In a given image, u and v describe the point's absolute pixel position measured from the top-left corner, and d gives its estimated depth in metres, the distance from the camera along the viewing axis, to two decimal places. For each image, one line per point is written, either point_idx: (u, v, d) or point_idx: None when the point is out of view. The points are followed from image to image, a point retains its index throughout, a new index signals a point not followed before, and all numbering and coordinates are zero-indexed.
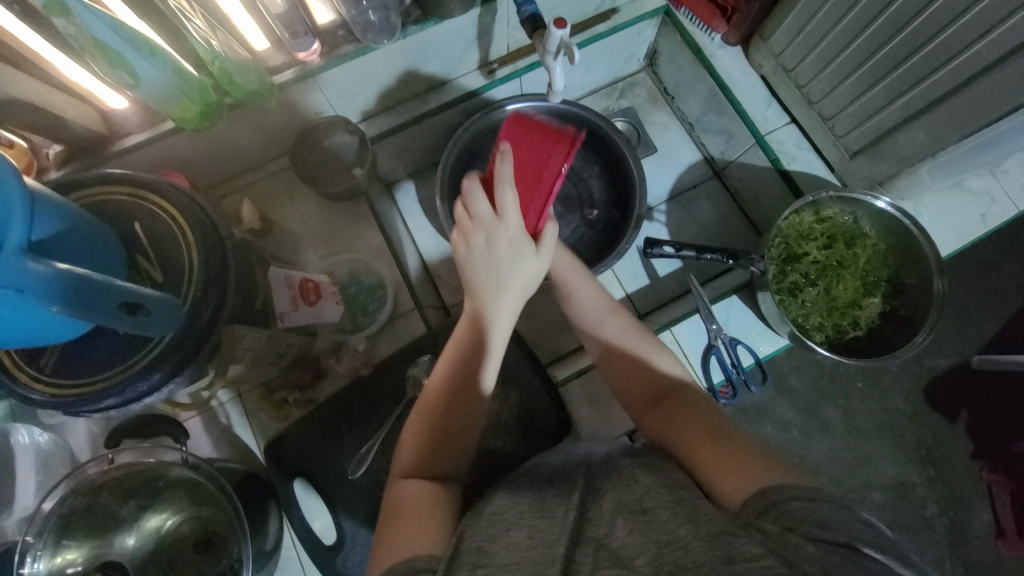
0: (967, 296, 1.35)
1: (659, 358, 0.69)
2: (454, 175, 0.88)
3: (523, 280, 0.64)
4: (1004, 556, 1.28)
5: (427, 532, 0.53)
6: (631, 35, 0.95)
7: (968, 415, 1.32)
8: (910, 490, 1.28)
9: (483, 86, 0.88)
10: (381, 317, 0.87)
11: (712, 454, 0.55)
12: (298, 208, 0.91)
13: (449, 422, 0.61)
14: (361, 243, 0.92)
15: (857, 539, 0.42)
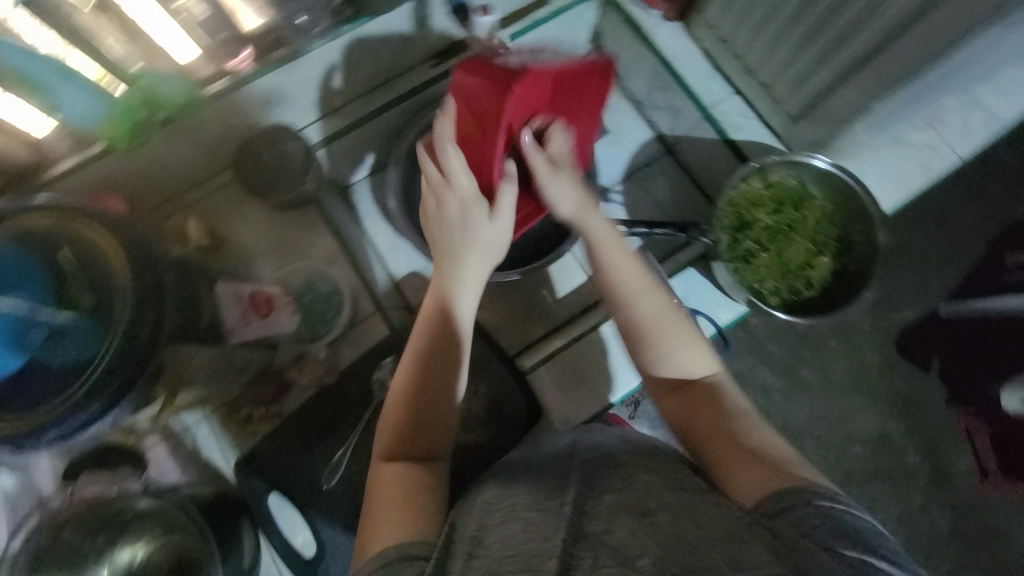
0: (930, 247, 1.39)
1: (687, 335, 0.67)
2: (406, 176, 0.87)
3: (479, 246, 0.65)
4: (987, 494, 1.33)
5: (404, 518, 0.55)
6: (573, 20, 0.90)
7: (939, 362, 1.35)
8: (888, 439, 1.34)
9: (430, 80, 0.86)
10: (342, 322, 0.87)
11: (730, 451, 0.58)
12: (248, 219, 0.89)
13: (418, 398, 0.62)
14: (316, 250, 0.91)
15: (868, 548, 0.46)
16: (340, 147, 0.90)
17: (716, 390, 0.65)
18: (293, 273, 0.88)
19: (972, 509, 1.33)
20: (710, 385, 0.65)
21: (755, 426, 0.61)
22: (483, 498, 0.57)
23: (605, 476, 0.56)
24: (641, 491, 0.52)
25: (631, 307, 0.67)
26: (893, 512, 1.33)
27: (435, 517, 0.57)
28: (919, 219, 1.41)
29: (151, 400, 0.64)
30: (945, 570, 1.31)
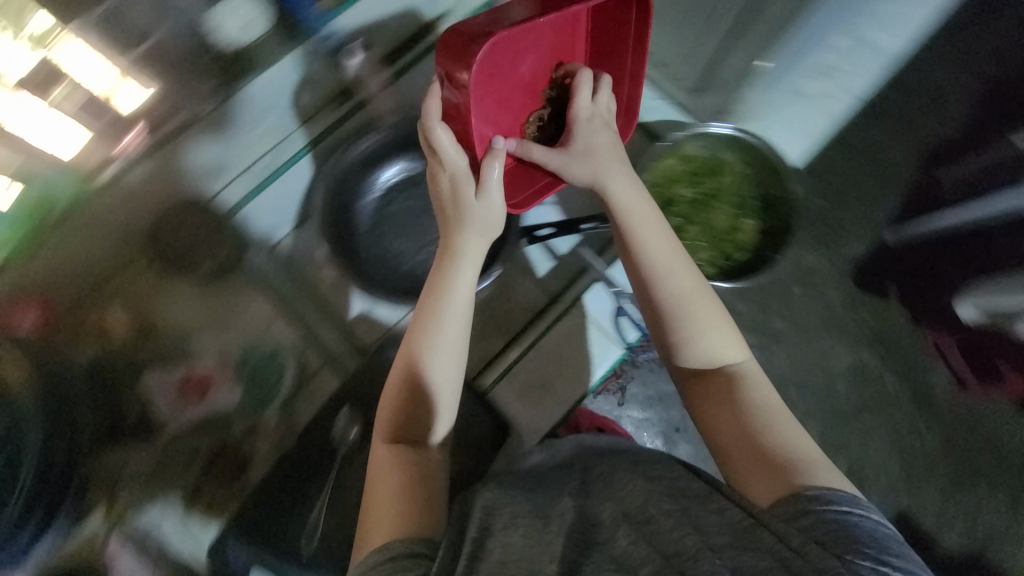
0: (864, 181, 1.43)
1: (715, 321, 0.65)
2: (333, 225, 0.85)
3: (476, 227, 0.65)
4: (971, 401, 1.36)
5: (397, 512, 0.60)
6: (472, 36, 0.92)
7: (897, 287, 1.39)
8: (866, 370, 1.38)
9: (329, 127, 0.86)
10: (285, 381, 0.95)
11: (749, 453, 0.58)
12: (177, 297, 0.94)
13: (425, 385, 0.64)
14: (248, 314, 0.96)
15: (883, 553, 0.47)
16: (256, 207, 0.88)
17: (748, 382, 0.62)
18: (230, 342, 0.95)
19: (960, 422, 1.35)
20: (739, 375, 0.63)
21: (786, 424, 0.60)
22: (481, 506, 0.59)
23: (610, 485, 0.60)
24: (642, 499, 0.56)
25: (657, 283, 0.65)
26: (886, 440, 1.36)
27: (432, 512, 0.61)
28: (852, 156, 1.45)
29: (77, 514, 0.86)
30: (947, 486, 1.34)
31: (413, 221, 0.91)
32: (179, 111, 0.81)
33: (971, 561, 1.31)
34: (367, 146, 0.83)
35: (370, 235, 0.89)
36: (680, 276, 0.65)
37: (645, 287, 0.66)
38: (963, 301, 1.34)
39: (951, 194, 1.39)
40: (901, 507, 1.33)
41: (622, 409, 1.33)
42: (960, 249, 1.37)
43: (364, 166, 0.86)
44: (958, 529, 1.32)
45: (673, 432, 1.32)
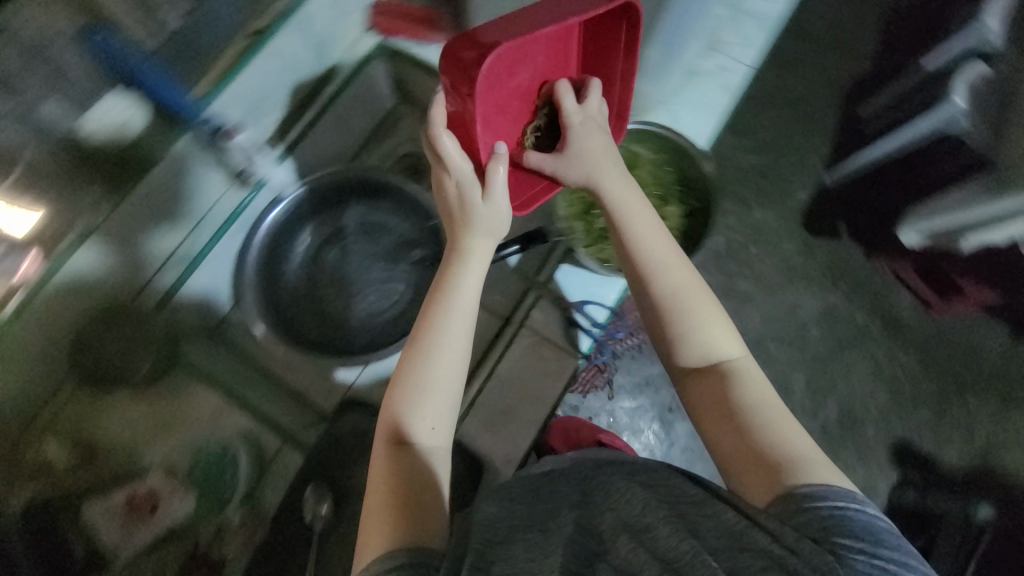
0: (793, 130, 1.44)
1: (715, 318, 0.61)
2: (263, 303, 0.78)
3: (482, 229, 0.63)
4: (943, 320, 1.33)
5: (397, 517, 0.54)
6: (366, 86, 0.93)
7: (846, 225, 1.39)
8: (835, 311, 1.35)
9: (244, 197, 0.88)
10: (240, 486, 0.90)
11: (744, 451, 0.54)
12: (118, 411, 0.86)
13: (436, 385, 0.59)
14: (195, 412, 0.90)
15: (879, 546, 0.45)
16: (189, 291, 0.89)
17: (743, 380, 0.57)
18: (176, 450, 0.89)
19: (935, 341, 1.32)
20: (732, 372, 0.58)
21: (786, 425, 0.55)
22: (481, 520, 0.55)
23: (607, 496, 0.55)
24: (640, 507, 0.51)
25: (650, 280, 0.61)
26: (869, 372, 1.32)
27: (433, 517, 0.55)
28: (777, 108, 1.46)
29: None
30: (936, 404, 1.29)
31: (348, 277, 0.85)
32: (71, 224, 0.73)
33: (977, 476, 1.26)
34: (274, 220, 0.79)
35: (306, 300, 0.83)
36: (676, 273, 0.61)
37: (640, 285, 0.62)
38: (906, 229, 1.31)
39: (874, 128, 1.41)
40: (897, 435, 1.29)
41: (615, 401, 1.25)
42: (902, 177, 1.38)
43: (277, 240, 0.80)
44: (956, 445, 1.28)
45: (668, 413, 1.25)
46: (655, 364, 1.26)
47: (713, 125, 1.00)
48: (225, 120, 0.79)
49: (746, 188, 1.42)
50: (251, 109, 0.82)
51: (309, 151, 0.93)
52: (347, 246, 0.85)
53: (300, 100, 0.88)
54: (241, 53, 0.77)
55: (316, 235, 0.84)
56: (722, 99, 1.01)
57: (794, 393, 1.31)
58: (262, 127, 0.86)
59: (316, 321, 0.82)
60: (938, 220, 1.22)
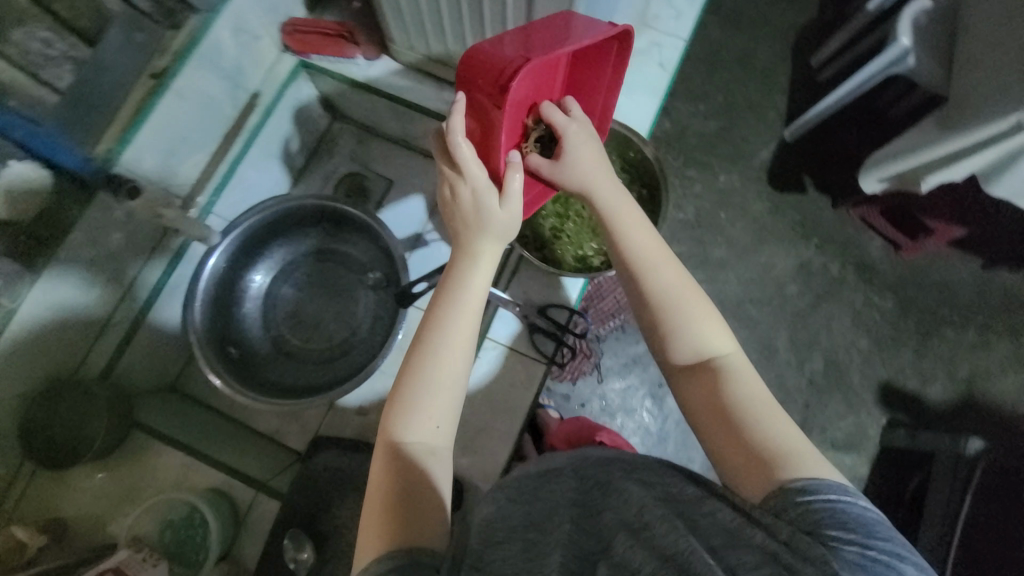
0: (747, 89, 1.41)
1: (705, 316, 0.54)
2: (217, 349, 0.76)
3: (496, 231, 0.56)
4: (913, 260, 1.33)
5: (393, 520, 0.48)
6: (291, 103, 0.93)
7: (810, 177, 1.37)
8: (809, 265, 1.34)
9: (174, 257, 0.84)
10: (215, 545, 0.73)
11: (734, 445, 0.48)
12: (78, 485, 0.72)
13: (446, 382, 0.52)
14: (163, 474, 0.78)
15: (871, 538, 0.39)
16: (133, 353, 0.81)
17: (740, 379, 0.51)
18: (147, 517, 0.73)
19: (908, 280, 1.32)
20: (721, 369, 0.52)
21: (772, 414, 0.49)
22: (481, 522, 0.50)
23: (606, 496, 0.49)
24: (638, 508, 0.46)
25: (642, 274, 0.56)
26: (849, 321, 1.32)
27: (439, 512, 0.50)
28: (729, 68, 1.43)
29: None
30: (916, 343, 1.30)
31: (304, 309, 0.87)
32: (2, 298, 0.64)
33: (965, 408, 1.27)
34: (218, 266, 0.78)
35: (264, 338, 0.84)
36: (665, 268, 0.56)
37: (632, 280, 0.57)
38: (866, 177, 1.17)
39: (825, 76, 1.39)
40: (882, 379, 1.29)
41: (605, 384, 1.23)
42: (854, 123, 1.38)
43: (229, 279, 0.80)
44: (940, 380, 1.29)
45: (658, 390, 1.24)
46: (640, 342, 1.25)
47: (655, 105, 0.98)
48: (134, 175, 0.73)
49: (708, 154, 1.39)
50: (165, 154, 0.76)
51: (242, 189, 0.92)
52: (298, 279, 0.88)
53: (224, 131, 0.85)
54: (142, 103, 0.71)
55: (271, 271, 0.86)
56: (660, 79, 1.00)
57: (778, 351, 1.31)
58: (183, 172, 0.81)
59: (276, 359, 0.84)
60: (893, 166, 1.07)
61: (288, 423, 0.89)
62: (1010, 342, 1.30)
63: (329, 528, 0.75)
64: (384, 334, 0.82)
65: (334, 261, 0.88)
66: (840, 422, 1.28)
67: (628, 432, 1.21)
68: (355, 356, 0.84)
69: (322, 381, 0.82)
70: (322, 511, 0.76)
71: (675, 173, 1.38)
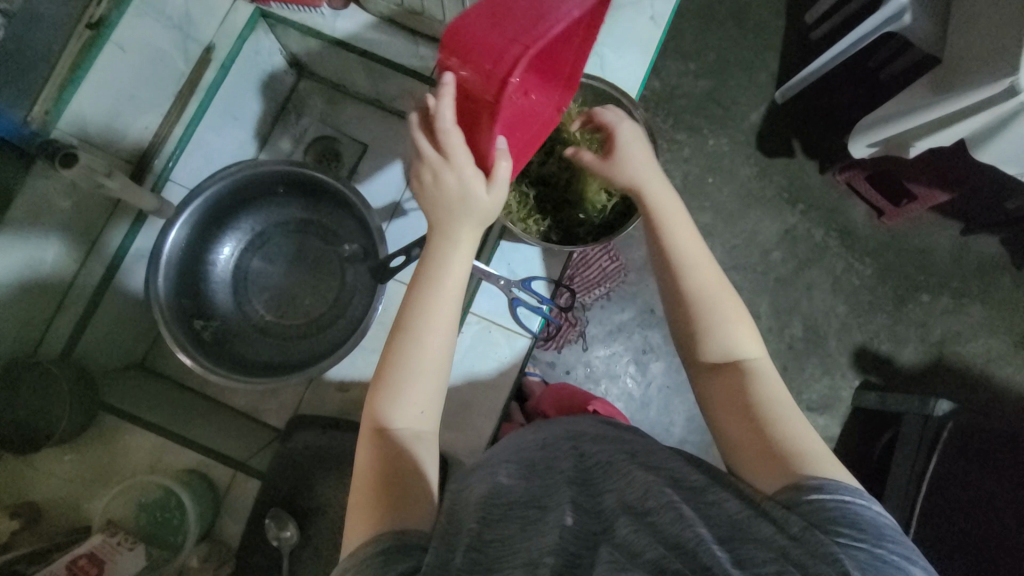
0: (738, 47, 1.36)
1: (737, 319, 0.56)
2: (185, 327, 0.72)
3: (476, 214, 0.56)
4: (894, 226, 1.33)
5: (383, 506, 0.47)
6: (252, 58, 0.86)
7: (800, 141, 1.34)
8: (794, 232, 1.33)
9: (131, 229, 0.79)
10: (192, 526, 0.72)
11: (753, 438, 0.49)
12: (48, 470, 0.68)
13: (428, 371, 0.53)
14: (136, 457, 0.75)
15: (883, 542, 0.40)
16: (95, 330, 0.77)
17: (767, 381, 0.52)
18: (119, 500, 0.71)
19: (889, 246, 1.33)
20: (750, 370, 0.53)
21: (796, 420, 0.50)
22: (481, 495, 0.49)
23: (607, 477, 0.50)
24: (643, 491, 0.46)
25: (682, 272, 0.58)
26: (829, 287, 1.33)
27: (426, 497, 0.49)
28: (720, 23, 1.36)
29: None
30: (892, 309, 1.33)
31: (274, 282, 0.85)
32: None
33: (934, 370, 1.31)
34: (182, 237, 0.73)
35: (237, 313, 0.82)
36: (705, 270, 0.58)
37: (672, 278, 0.58)
38: (855, 141, 1.15)
39: (819, 34, 1.34)
40: (858, 343, 1.32)
41: (589, 351, 1.24)
42: (847, 84, 1.34)
43: (195, 251, 0.76)
44: (912, 343, 1.32)
45: (642, 355, 1.25)
46: (625, 309, 1.25)
47: (646, 63, 0.93)
48: (76, 140, 0.67)
49: (697, 116, 1.35)
50: (110, 115, 0.71)
51: (203, 153, 0.86)
52: (270, 251, 0.85)
53: (177, 90, 0.79)
54: (79, 60, 0.65)
55: (237, 247, 0.83)
56: (652, 34, 0.94)
57: (760, 318, 1.32)
58: (134, 133, 0.76)
59: (252, 335, 0.81)
60: (884, 130, 1.05)
61: (271, 400, 0.87)
62: (982, 307, 1.33)
63: (311, 507, 0.77)
64: (362, 310, 0.79)
65: (311, 232, 0.85)
66: (816, 384, 1.31)
67: (613, 397, 1.23)
68: (336, 329, 0.81)
69: (297, 356, 0.80)
70: (305, 488, 0.78)
71: (662, 136, 1.34)
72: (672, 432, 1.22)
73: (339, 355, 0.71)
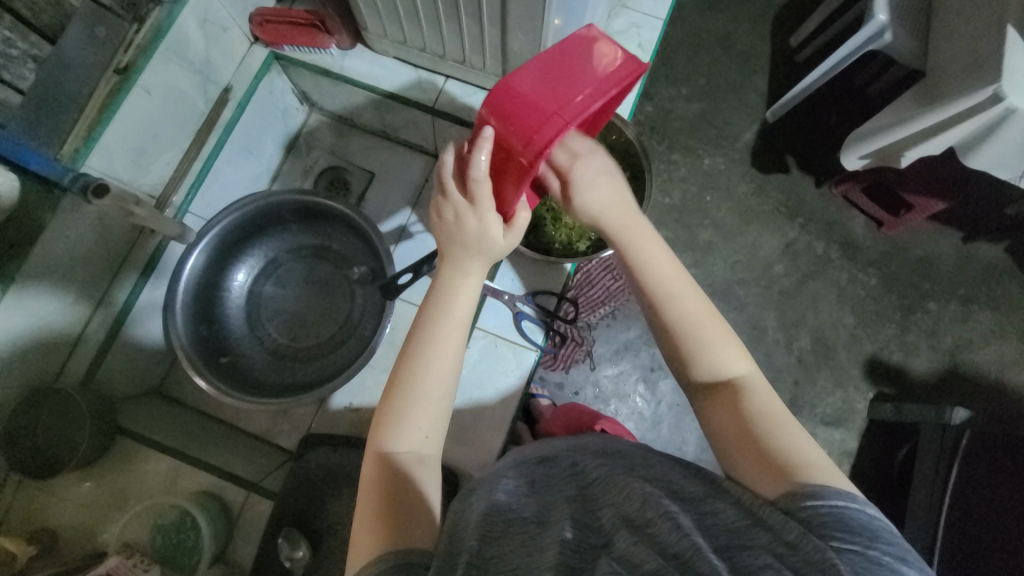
0: (726, 70, 1.41)
1: (721, 342, 0.55)
2: (199, 348, 0.75)
3: (483, 252, 0.56)
4: (894, 235, 1.34)
5: (386, 526, 0.48)
6: (266, 97, 0.92)
7: (793, 158, 1.38)
8: (794, 245, 1.35)
9: (149, 262, 0.82)
10: (208, 548, 0.72)
11: (749, 445, 0.50)
12: (66, 494, 0.71)
13: (433, 395, 0.53)
14: (152, 480, 0.77)
15: (875, 544, 0.40)
16: (115, 358, 0.80)
17: (761, 399, 0.52)
18: (135, 524, 0.72)
19: (891, 256, 1.34)
20: (741, 388, 0.53)
21: (794, 429, 0.50)
22: (483, 509, 0.48)
23: (607, 491, 0.48)
24: (641, 502, 0.45)
25: (660, 305, 0.56)
26: (834, 299, 1.33)
27: (429, 516, 0.49)
28: (708, 50, 1.42)
29: None
30: (900, 318, 1.32)
31: (287, 307, 0.87)
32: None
33: (949, 379, 1.30)
34: (198, 265, 0.77)
35: (252, 339, 0.84)
36: (683, 297, 0.56)
37: (653, 309, 0.57)
38: (847, 153, 1.16)
39: (805, 55, 1.39)
40: (869, 353, 1.31)
41: (596, 371, 1.24)
42: (836, 101, 1.38)
43: (209, 279, 0.79)
44: (925, 352, 1.31)
45: (651, 373, 1.25)
46: (631, 328, 1.26)
47: (636, 86, 0.98)
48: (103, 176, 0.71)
49: (692, 137, 1.39)
50: (137, 153, 0.76)
51: (219, 186, 0.90)
52: (282, 277, 0.88)
53: (198, 128, 0.84)
54: (107, 101, 0.69)
55: (251, 271, 0.86)
56: (641, 60, 0.99)
57: (768, 331, 1.32)
58: (157, 171, 0.80)
59: (263, 357, 0.83)
60: (873, 143, 1.08)
61: (281, 423, 0.89)
62: (992, 314, 1.32)
63: (323, 526, 0.76)
64: (371, 329, 0.82)
65: (321, 257, 0.88)
66: (828, 398, 1.30)
67: (623, 417, 1.22)
68: (346, 348, 0.83)
69: (309, 377, 0.82)
70: (316, 507, 0.78)
71: (659, 158, 1.38)
72: (686, 450, 1.21)
73: (348, 375, 0.73)
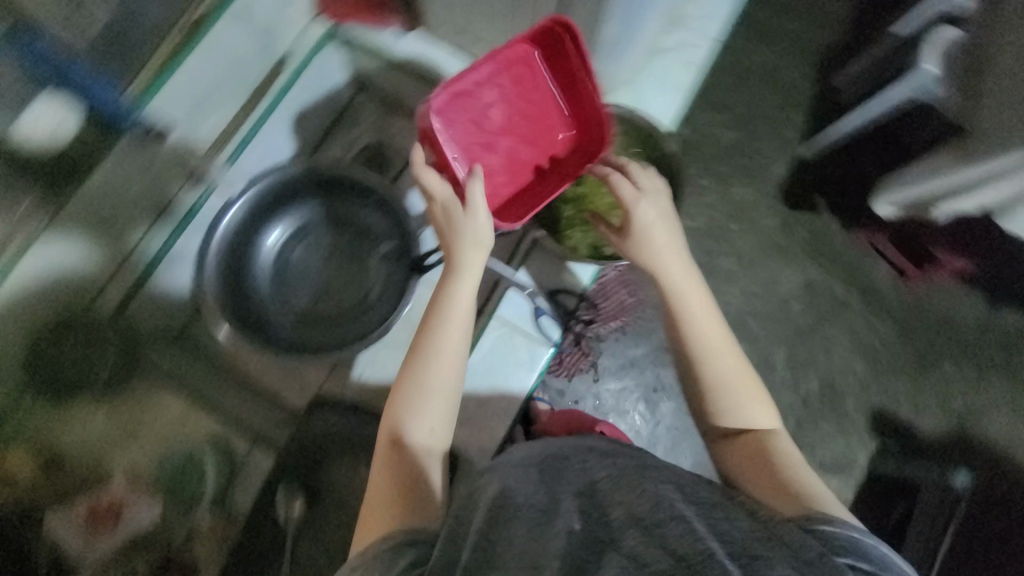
0: (766, 103, 1.41)
1: (750, 398, 0.62)
2: (227, 297, 0.80)
3: (474, 245, 0.63)
4: (916, 289, 1.33)
5: (393, 515, 0.53)
6: (318, 72, 0.91)
7: (822, 198, 1.37)
8: (814, 284, 1.34)
9: (190, 208, 0.83)
10: (211, 487, 0.83)
11: (771, 479, 0.58)
12: (81, 421, 0.79)
13: (441, 391, 0.58)
14: (162, 419, 0.83)
15: (879, 563, 0.48)
16: (141, 299, 0.82)
17: (781, 442, 0.61)
18: (142, 456, 0.82)
19: (911, 309, 1.32)
20: (765, 436, 0.61)
21: (806, 470, 0.59)
22: (493, 494, 0.50)
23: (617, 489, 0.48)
24: (652, 503, 0.44)
25: (701, 362, 0.62)
26: (848, 344, 1.32)
27: (431, 506, 0.54)
28: (751, 80, 1.43)
29: None
30: (913, 373, 1.30)
31: (313, 273, 0.89)
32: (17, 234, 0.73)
33: (955, 442, 1.27)
34: (231, 222, 0.81)
35: (276, 298, 0.86)
36: (722, 357, 0.63)
37: (691, 365, 0.63)
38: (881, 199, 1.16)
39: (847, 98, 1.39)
40: (876, 404, 1.29)
41: (598, 384, 1.23)
42: (873, 146, 1.37)
43: (243, 243, 0.83)
44: (933, 411, 1.29)
45: (653, 394, 1.24)
46: (639, 345, 1.24)
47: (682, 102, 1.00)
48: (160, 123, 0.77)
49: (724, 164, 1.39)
50: (193, 108, 0.80)
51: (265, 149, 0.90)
52: (313, 244, 0.89)
53: (251, 90, 0.87)
54: (173, 53, 0.75)
55: (285, 234, 0.87)
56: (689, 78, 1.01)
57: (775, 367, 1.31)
58: (209, 128, 0.84)
59: (284, 317, 0.85)
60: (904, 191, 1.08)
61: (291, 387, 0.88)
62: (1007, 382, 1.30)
63: (323, 485, 0.80)
64: (392, 303, 0.83)
65: (350, 230, 0.89)
66: (830, 443, 1.28)
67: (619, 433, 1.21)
68: (364, 321, 0.84)
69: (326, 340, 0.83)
70: (318, 467, 0.81)
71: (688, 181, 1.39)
72: None
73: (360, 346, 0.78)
